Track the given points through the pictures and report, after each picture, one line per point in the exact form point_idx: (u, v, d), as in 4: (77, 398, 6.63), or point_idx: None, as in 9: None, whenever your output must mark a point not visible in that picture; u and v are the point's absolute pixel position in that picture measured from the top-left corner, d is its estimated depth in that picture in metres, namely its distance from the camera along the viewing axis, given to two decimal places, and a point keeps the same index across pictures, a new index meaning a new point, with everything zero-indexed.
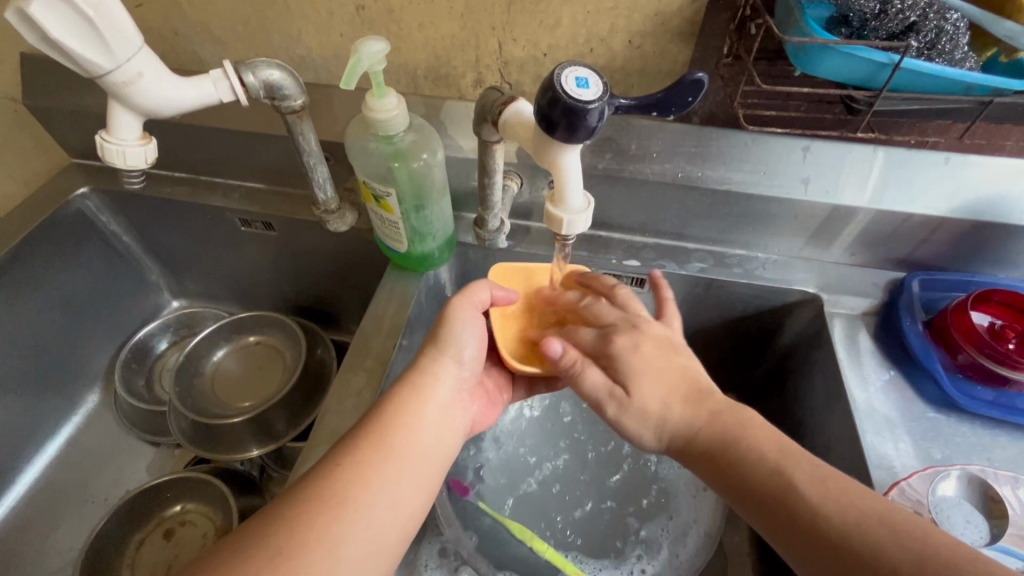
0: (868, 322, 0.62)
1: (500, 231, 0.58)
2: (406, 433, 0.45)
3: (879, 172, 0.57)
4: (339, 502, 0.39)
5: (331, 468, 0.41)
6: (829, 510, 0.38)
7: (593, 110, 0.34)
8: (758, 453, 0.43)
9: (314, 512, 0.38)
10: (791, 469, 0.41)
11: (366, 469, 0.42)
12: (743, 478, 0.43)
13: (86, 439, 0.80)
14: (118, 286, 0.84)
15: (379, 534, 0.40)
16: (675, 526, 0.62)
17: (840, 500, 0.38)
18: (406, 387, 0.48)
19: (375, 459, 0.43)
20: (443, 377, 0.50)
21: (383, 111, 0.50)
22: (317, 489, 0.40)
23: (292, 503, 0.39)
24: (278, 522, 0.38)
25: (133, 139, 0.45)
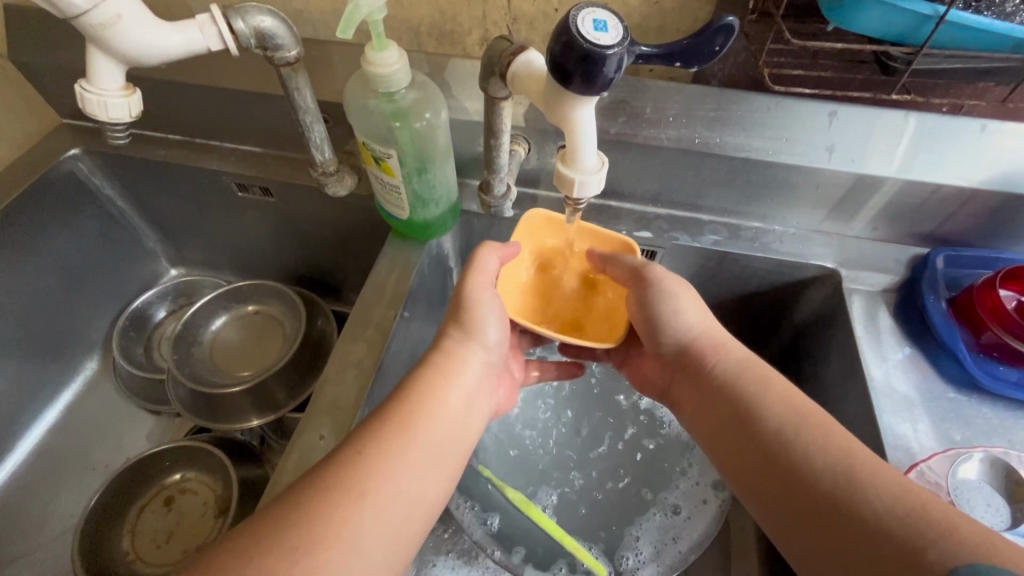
0: (888, 300, 0.59)
1: (505, 197, 0.55)
2: (434, 414, 0.44)
3: (909, 140, 0.54)
4: (360, 488, 0.38)
5: (348, 456, 0.40)
6: (830, 473, 0.40)
7: (612, 57, 0.31)
8: (776, 425, 0.45)
9: (340, 495, 0.37)
10: (799, 440, 0.43)
11: (393, 444, 0.41)
12: (756, 437, 0.45)
13: (85, 406, 0.79)
14: (114, 253, 0.82)
15: (402, 522, 0.39)
16: (693, 493, 0.62)
17: (847, 466, 0.40)
18: (433, 369, 0.47)
19: (398, 449, 0.41)
20: (471, 362, 0.49)
21: (383, 65, 0.47)
22: (331, 481, 0.38)
23: (301, 503, 0.37)
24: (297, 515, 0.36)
25: (116, 89, 0.42)
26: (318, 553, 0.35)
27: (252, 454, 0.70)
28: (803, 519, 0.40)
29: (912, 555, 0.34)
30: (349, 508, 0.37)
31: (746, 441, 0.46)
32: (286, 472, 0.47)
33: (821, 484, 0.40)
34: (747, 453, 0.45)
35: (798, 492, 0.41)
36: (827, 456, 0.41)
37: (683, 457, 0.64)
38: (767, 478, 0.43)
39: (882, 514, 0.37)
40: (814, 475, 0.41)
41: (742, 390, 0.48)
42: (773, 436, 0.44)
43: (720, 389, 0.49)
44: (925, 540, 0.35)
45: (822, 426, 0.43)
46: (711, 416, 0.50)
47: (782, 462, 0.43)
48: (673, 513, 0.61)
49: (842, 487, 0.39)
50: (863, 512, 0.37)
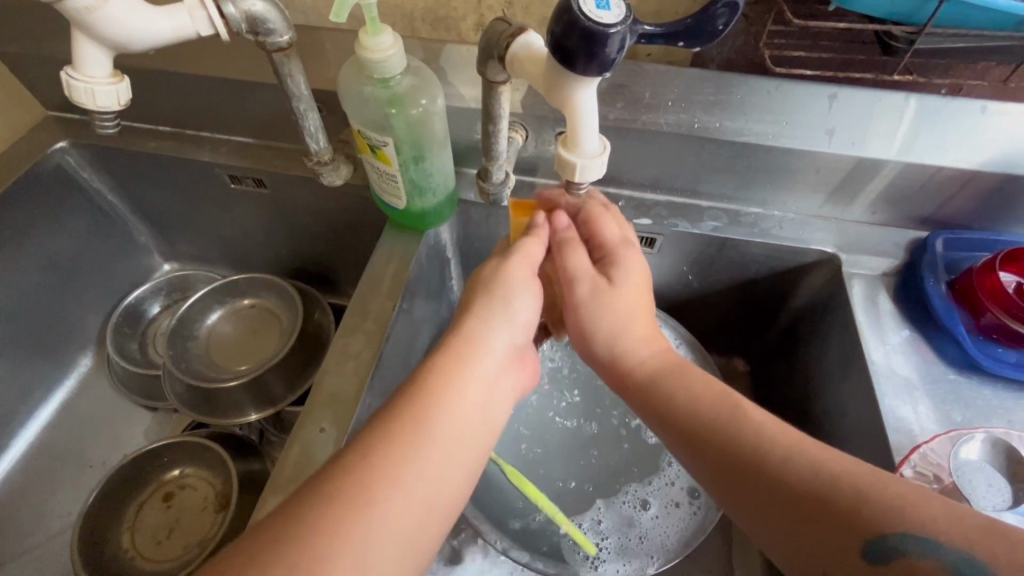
0: (888, 283, 0.59)
1: (504, 184, 0.54)
2: (448, 411, 0.41)
3: (911, 122, 0.54)
4: (374, 490, 0.36)
5: (360, 460, 0.38)
6: (749, 454, 0.40)
7: (615, 36, 0.31)
8: (692, 408, 0.44)
9: (330, 515, 0.35)
10: (717, 423, 0.42)
11: (397, 445, 0.38)
12: (677, 420, 0.44)
13: (80, 403, 0.78)
14: (106, 249, 0.81)
15: (424, 514, 0.38)
16: (669, 493, 0.60)
17: (764, 447, 0.39)
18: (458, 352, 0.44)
19: (411, 443, 0.39)
20: (486, 352, 0.45)
21: (378, 50, 0.46)
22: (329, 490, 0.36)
23: (316, 512, 0.35)
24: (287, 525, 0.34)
25: (103, 77, 0.41)
26: (343, 562, 0.33)
27: (252, 448, 0.70)
28: (731, 499, 0.40)
29: (835, 531, 0.35)
30: (361, 514, 0.35)
31: (671, 424, 0.44)
32: (287, 467, 0.46)
33: (748, 457, 0.40)
34: (676, 434, 0.44)
35: (730, 466, 0.40)
36: (748, 439, 0.40)
37: (662, 456, 0.63)
38: (692, 460, 0.43)
39: (809, 484, 0.37)
40: (734, 458, 0.40)
41: (662, 367, 0.47)
42: (693, 419, 0.43)
43: (638, 375, 0.47)
44: (842, 516, 0.35)
45: (740, 411, 0.42)
46: (633, 400, 0.48)
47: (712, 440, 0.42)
48: (645, 510, 0.59)
49: (761, 469, 0.39)
50: (782, 493, 0.37)
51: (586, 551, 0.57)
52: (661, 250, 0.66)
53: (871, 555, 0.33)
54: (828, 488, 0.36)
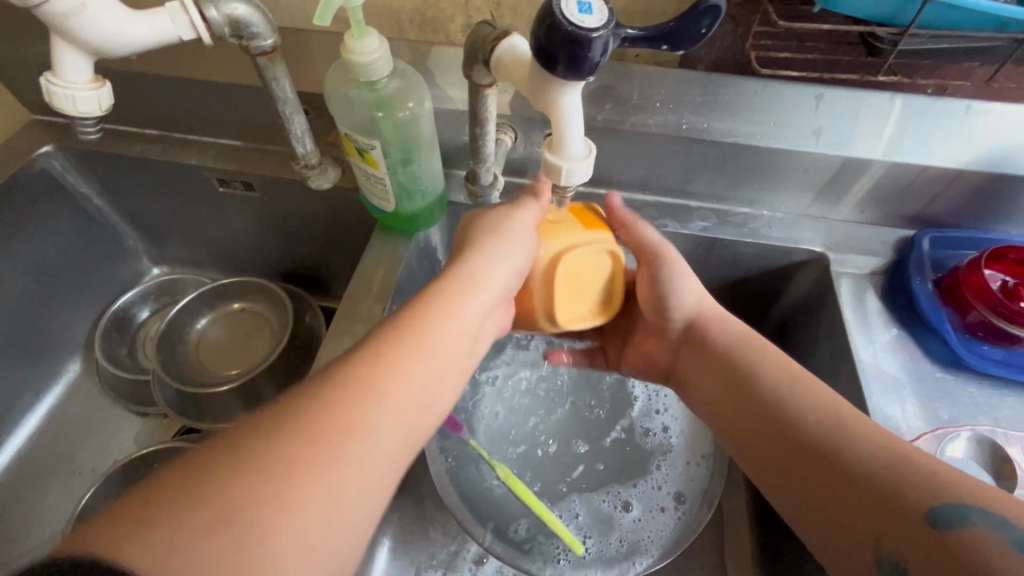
0: (876, 282, 0.60)
1: (493, 187, 0.54)
2: (438, 334, 0.43)
3: (896, 121, 0.54)
4: (371, 389, 0.38)
5: (368, 356, 0.40)
6: (821, 427, 0.41)
7: (598, 39, 0.31)
8: (771, 382, 0.46)
9: (317, 405, 0.36)
10: (791, 399, 0.44)
11: (370, 379, 0.38)
12: (752, 396, 0.46)
13: (69, 409, 0.78)
14: (93, 253, 0.80)
15: (406, 428, 0.39)
16: (654, 495, 0.61)
17: (836, 419, 0.41)
18: (448, 288, 0.45)
19: (410, 351, 0.41)
20: (491, 275, 0.46)
21: (364, 54, 0.46)
22: (299, 413, 0.35)
23: (309, 399, 0.36)
24: (249, 446, 0.33)
25: (83, 82, 0.40)
26: (325, 448, 0.34)
27: None
28: (792, 476, 0.42)
29: (897, 500, 0.35)
30: (357, 410, 0.37)
31: (748, 401, 0.47)
32: None
33: (822, 433, 0.41)
34: (748, 422, 0.46)
35: (795, 451, 0.42)
36: (815, 414, 0.42)
37: (651, 459, 0.63)
38: (762, 438, 0.45)
39: (866, 464, 0.38)
40: (804, 430, 0.42)
41: (735, 359, 0.49)
42: (769, 394, 0.45)
43: (722, 359, 0.50)
44: (908, 483, 0.36)
45: (816, 387, 0.44)
46: (714, 381, 0.50)
47: (779, 422, 0.44)
48: (629, 510, 0.60)
49: (828, 439, 0.40)
50: (846, 462, 0.39)
51: (573, 549, 0.57)
52: None
53: (933, 519, 0.34)
54: (897, 460, 0.37)
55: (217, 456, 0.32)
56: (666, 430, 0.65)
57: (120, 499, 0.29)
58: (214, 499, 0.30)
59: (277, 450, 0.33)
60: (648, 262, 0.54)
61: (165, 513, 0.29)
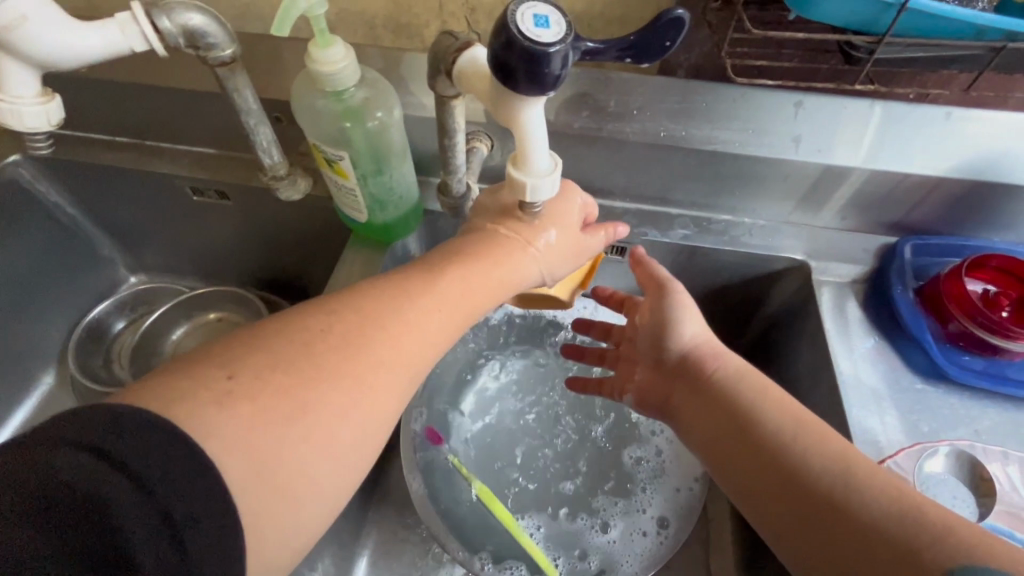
0: (858, 291, 0.59)
1: (466, 197, 0.53)
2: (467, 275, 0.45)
3: (875, 129, 0.53)
4: (394, 316, 0.40)
5: (393, 290, 0.42)
6: (832, 476, 0.40)
7: (555, 54, 0.30)
8: (775, 425, 0.44)
9: (346, 323, 0.38)
10: (798, 442, 0.43)
11: (389, 308, 0.40)
12: (756, 439, 0.45)
13: (42, 423, 0.76)
14: (67, 263, 0.78)
15: (419, 353, 0.41)
16: (634, 518, 0.60)
17: (848, 466, 0.40)
18: (475, 238, 0.48)
19: (436, 283, 0.43)
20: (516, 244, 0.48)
21: (327, 63, 0.44)
22: (320, 328, 0.37)
23: (343, 315, 0.39)
24: (273, 354, 0.35)
25: (31, 96, 0.39)
26: (352, 357, 0.37)
27: None
28: (801, 525, 0.40)
29: (914, 559, 0.35)
30: (381, 331, 0.39)
31: (751, 444, 0.45)
32: None
33: (834, 484, 0.40)
34: (749, 462, 0.45)
35: (807, 502, 0.40)
36: (825, 460, 0.41)
37: (634, 481, 0.62)
38: (767, 484, 0.43)
39: (879, 518, 0.37)
40: (813, 478, 0.41)
41: (736, 400, 0.48)
42: (773, 438, 0.44)
43: (721, 397, 0.49)
44: (922, 540, 0.35)
45: (821, 432, 0.43)
46: (713, 421, 0.48)
47: (784, 469, 0.42)
48: (607, 531, 0.60)
49: (840, 490, 0.39)
50: (860, 516, 0.38)
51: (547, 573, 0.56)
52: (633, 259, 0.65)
53: None
54: (911, 515, 0.36)
55: (253, 361, 0.34)
56: (656, 452, 0.63)
57: (156, 381, 0.32)
58: (242, 397, 0.32)
59: (311, 356, 0.35)
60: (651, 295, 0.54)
61: (200, 401, 0.31)
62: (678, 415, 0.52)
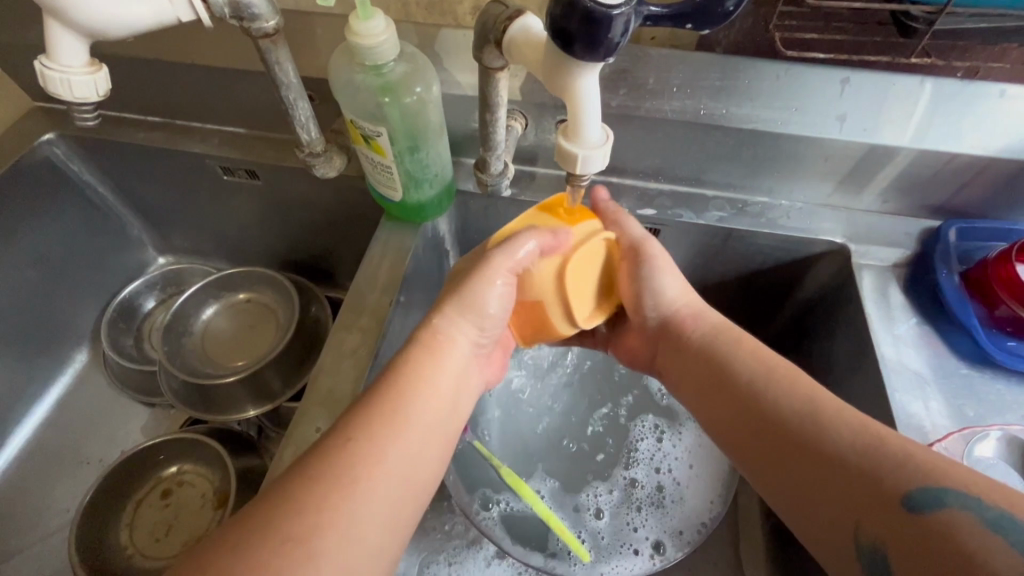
0: (899, 275, 0.58)
1: (503, 175, 0.52)
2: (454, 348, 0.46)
3: (925, 106, 0.51)
4: (402, 395, 0.42)
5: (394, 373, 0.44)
6: (796, 415, 0.41)
7: (618, 18, 0.29)
8: (746, 372, 0.46)
9: (361, 414, 0.41)
10: (771, 388, 0.43)
11: (391, 393, 0.42)
12: (731, 386, 0.46)
13: (77, 399, 0.77)
14: (98, 243, 0.79)
15: (432, 421, 0.43)
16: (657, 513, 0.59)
17: (812, 406, 0.41)
18: (417, 351, 0.45)
19: (427, 360, 0.45)
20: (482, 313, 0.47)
21: (369, 36, 0.44)
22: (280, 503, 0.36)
23: (353, 413, 0.41)
24: (282, 495, 0.36)
25: (79, 66, 0.41)
26: (366, 443, 0.39)
27: (250, 444, 0.68)
28: (777, 466, 0.40)
29: (876, 486, 0.35)
30: (393, 416, 0.41)
31: (729, 395, 0.46)
32: (281, 465, 0.46)
33: (801, 424, 0.40)
34: (728, 412, 0.45)
35: (781, 446, 0.40)
36: (793, 401, 0.42)
37: (661, 473, 0.62)
38: (745, 434, 0.43)
39: (845, 450, 0.37)
40: (782, 418, 0.41)
41: (713, 355, 0.48)
42: (745, 388, 0.45)
43: (698, 353, 0.50)
44: (882, 470, 0.35)
45: (789, 377, 0.44)
46: (691, 374, 0.49)
47: (753, 410, 0.43)
48: (629, 524, 0.59)
49: (807, 428, 0.39)
50: (826, 448, 0.38)
51: (579, 556, 0.56)
52: (665, 241, 0.64)
53: (909, 504, 0.33)
54: (872, 445, 0.36)
55: (259, 512, 0.35)
56: (662, 491, 0.60)
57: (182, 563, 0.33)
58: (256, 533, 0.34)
59: (328, 461, 0.38)
60: (628, 261, 0.52)
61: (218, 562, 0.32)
62: (665, 376, 0.53)
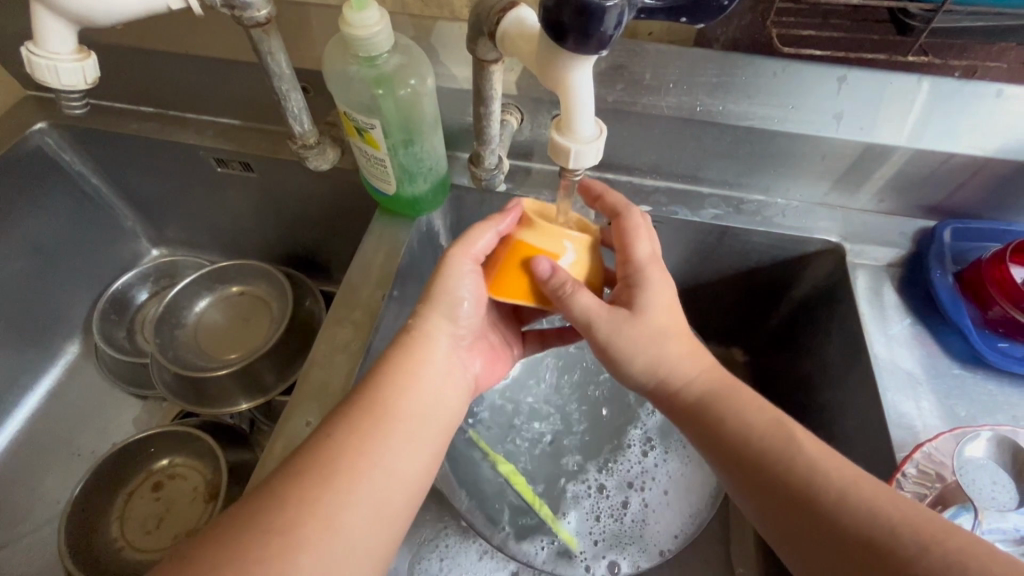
0: (893, 275, 0.58)
1: (497, 170, 0.52)
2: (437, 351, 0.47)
3: (923, 105, 0.51)
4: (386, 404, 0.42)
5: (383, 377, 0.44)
6: (800, 492, 0.38)
7: (612, 10, 0.28)
8: (742, 437, 0.42)
9: (353, 417, 0.41)
10: (771, 455, 0.41)
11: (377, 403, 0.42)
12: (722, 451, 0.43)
13: (69, 390, 0.77)
14: (90, 235, 0.78)
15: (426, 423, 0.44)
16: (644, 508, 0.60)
17: (820, 486, 0.38)
18: (402, 348, 0.46)
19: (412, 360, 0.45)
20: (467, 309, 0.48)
21: (363, 27, 0.43)
22: (251, 530, 0.34)
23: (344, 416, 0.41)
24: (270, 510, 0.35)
25: (67, 53, 0.41)
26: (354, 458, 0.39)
27: (243, 438, 0.68)
28: (780, 531, 0.39)
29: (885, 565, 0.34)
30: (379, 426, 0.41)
31: (725, 461, 0.43)
32: (271, 458, 0.45)
33: (805, 503, 0.38)
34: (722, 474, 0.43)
35: (785, 518, 0.39)
36: (798, 476, 0.39)
37: (649, 470, 0.62)
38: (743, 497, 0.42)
39: (859, 531, 0.36)
40: (786, 491, 0.39)
41: (704, 416, 0.45)
42: (740, 454, 0.42)
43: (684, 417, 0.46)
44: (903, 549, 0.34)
45: (794, 448, 0.40)
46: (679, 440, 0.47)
47: (749, 481, 0.41)
48: (620, 522, 0.59)
49: (813, 505, 0.38)
50: (836, 529, 0.36)
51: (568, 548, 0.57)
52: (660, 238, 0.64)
53: None
54: (885, 526, 0.35)
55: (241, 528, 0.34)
56: (628, 501, 0.60)
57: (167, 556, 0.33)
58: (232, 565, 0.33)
59: (313, 472, 0.38)
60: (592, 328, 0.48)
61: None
62: None
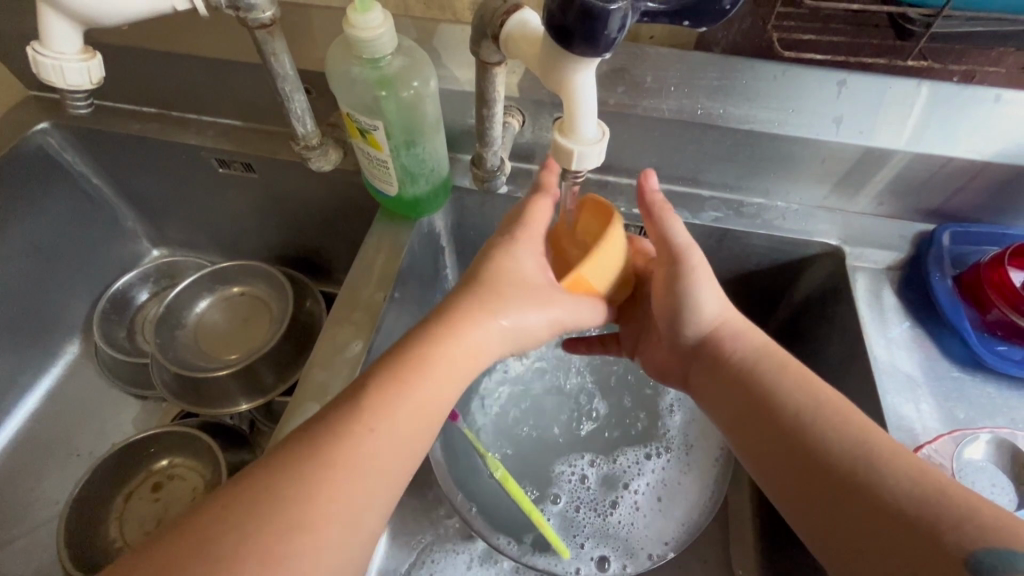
0: (892, 278, 0.58)
1: (499, 171, 0.52)
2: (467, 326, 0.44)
3: (921, 109, 0.52)
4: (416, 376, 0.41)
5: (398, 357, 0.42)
6: (848, 455, 0.40)
7: (616, 13, 0.29)
8: (793, 404, 0.44)
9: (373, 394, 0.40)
10: (821, 420, 0.42)
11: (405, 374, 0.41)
12: (771, 413, 0.45)
13: (67, 391, 0.77)
14: (91, 236, 0.78)
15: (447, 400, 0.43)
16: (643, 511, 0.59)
17: (868, 448, 0.40)
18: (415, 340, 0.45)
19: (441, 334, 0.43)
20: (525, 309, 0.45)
21: (367, 28, 0.44)
22: (265, 513, 0.34)
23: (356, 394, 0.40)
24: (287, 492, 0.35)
25: (73, 53, 0.41)
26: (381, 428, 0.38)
27: (243, 439, 0.68)
28: (821, 501, 0.40)
29: (927, 536, 0.34)
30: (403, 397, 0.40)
31: (773, 425, 0.44)
32: None
33: (847, 473, 0.39)
34: (767, 441, 0.45)
35: (830, 486, 0.40)
36: (845, 440, 0.41)
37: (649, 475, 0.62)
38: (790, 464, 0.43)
39: (900, 500, 0.36)
40: (832, 458, 0.40)
41: (757, 379, 0.47)
42: (790, 420, 0.44)
43: (737, 378, 0.48)
44: (947, 521, 0.34)
45: (842, 413, 0.42)
46: (727, 402, 0.49)
47: (797, 446, 0.42)
48: (618, 525, 0.59)
49: (860, 470, 0.39)
50: (879, 497, 0.37)
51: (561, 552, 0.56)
52: None
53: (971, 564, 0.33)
54: (926, 495, 0.36)
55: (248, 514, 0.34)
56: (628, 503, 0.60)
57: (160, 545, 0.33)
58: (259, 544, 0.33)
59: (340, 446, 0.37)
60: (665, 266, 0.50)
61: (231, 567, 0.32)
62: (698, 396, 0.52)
